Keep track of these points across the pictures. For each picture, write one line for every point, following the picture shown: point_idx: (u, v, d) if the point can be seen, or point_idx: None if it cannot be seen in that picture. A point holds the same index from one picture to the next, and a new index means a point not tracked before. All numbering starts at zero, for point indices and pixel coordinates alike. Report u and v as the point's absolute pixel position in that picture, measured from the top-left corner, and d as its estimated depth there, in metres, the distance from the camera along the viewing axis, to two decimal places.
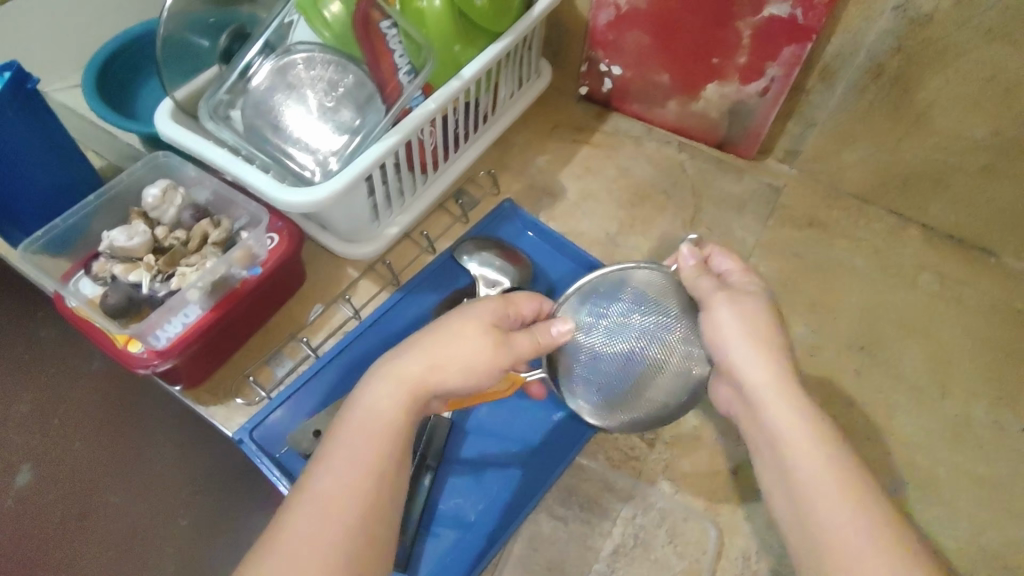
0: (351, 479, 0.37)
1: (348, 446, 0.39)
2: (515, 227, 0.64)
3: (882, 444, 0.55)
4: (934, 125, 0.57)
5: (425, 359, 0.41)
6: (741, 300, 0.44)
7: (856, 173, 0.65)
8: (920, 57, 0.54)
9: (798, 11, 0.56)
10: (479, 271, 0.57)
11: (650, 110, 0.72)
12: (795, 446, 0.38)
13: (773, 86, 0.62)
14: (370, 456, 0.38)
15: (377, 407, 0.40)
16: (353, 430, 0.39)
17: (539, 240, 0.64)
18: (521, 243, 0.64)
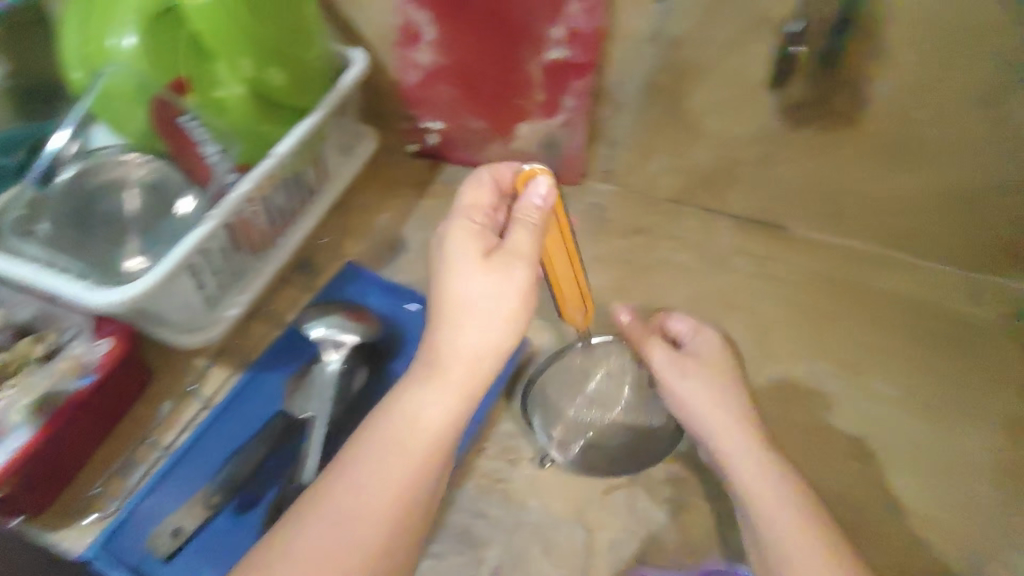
0: (400, 476, 0.43)
1: (383, 444, 0.44)
2: (361, 287, 0.66)
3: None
4: (711, 128, 0.65)
5: (479, 311, 0.45)
6: (705, 365, 0.55)
7: (664, 180, 0.72)
8: (682, 75, 0.62)
9: (572, 50, 0.63)
10: (325, 336, 0.55)
11: (475, 155, 0.77)
12: (734, 468, 0.51)
13: (572, 117, 0.69)
14: (414, 456, 0.44)
15: (451, 381, 0.45)
16: (395, 428, 0.44)
17: (386, 293, 0.65)
18: (368, 300, 0.65)
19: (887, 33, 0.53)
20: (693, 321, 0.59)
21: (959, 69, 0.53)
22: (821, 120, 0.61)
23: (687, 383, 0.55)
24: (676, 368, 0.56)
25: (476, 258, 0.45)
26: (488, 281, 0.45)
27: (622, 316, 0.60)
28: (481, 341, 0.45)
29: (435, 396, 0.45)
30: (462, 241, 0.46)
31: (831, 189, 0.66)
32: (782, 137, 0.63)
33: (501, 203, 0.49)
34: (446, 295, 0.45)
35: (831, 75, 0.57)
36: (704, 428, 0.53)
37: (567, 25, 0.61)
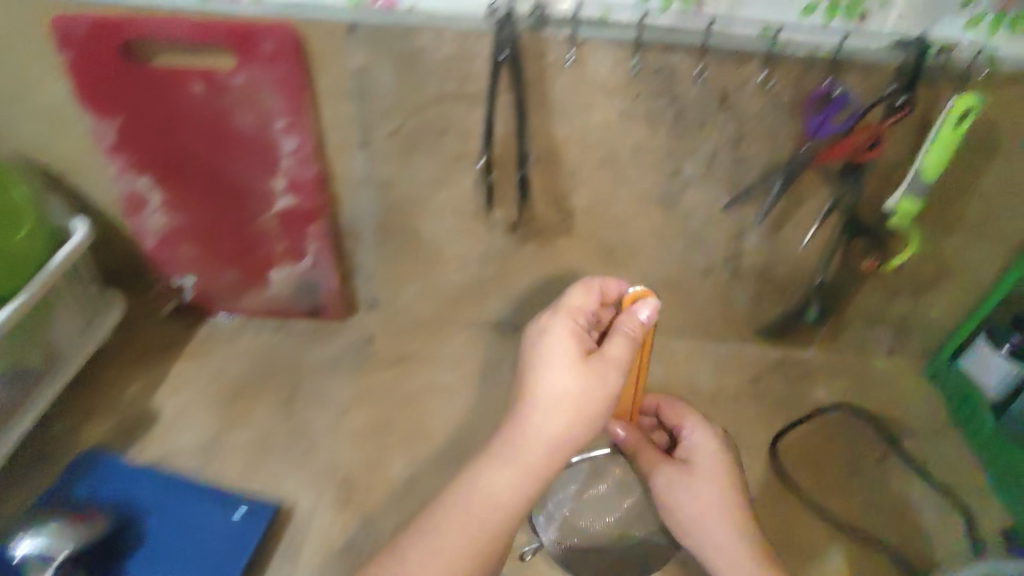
0: (472, 535, 0.44)
1: (459, 524, 0.44)
2: (96, 471, 0.60)
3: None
4: (446, 253, 0.70)
5: (561, 412, 0.46)
6: (699, 471, 0.57)
7: (423, 304, 0.76)
8: (406, 209, 0.66)
9: (300, 198, 0.64)
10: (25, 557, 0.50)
11: (234, 306, 0.74)
12: (717, 550, 0.54)
13: (317, 259, 0.70)
14: (482, 535, 0.44)
15: (535, 446, 0.46)
16: (480, 499, 0.45)
17: (124, 475, 0.60)
18: (104, 486, 0.58)
19: (563, 155, 0.60)
20: (689, 423, 0.60)
21: (632, 180, 0.61)
22: (538, 235, 0.67)
23: (689, 489, 0.56)
24: (680, 488, 0.56)
25: (575, 360, 0.47)
26: (572, 378, 0.46)
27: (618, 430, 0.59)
28: (560, 427, 0.46)
29: (510, 478, 0.45)
30: (563, 348, 0.47)
31: (563, 292, 0.72)
32: (509, 253, 0.69)
33: (577, 309, 0.51)
34: (537, 383, 0.47)
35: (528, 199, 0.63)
36: (693, 520, 0.55)
37: (288, 175, 0.63)
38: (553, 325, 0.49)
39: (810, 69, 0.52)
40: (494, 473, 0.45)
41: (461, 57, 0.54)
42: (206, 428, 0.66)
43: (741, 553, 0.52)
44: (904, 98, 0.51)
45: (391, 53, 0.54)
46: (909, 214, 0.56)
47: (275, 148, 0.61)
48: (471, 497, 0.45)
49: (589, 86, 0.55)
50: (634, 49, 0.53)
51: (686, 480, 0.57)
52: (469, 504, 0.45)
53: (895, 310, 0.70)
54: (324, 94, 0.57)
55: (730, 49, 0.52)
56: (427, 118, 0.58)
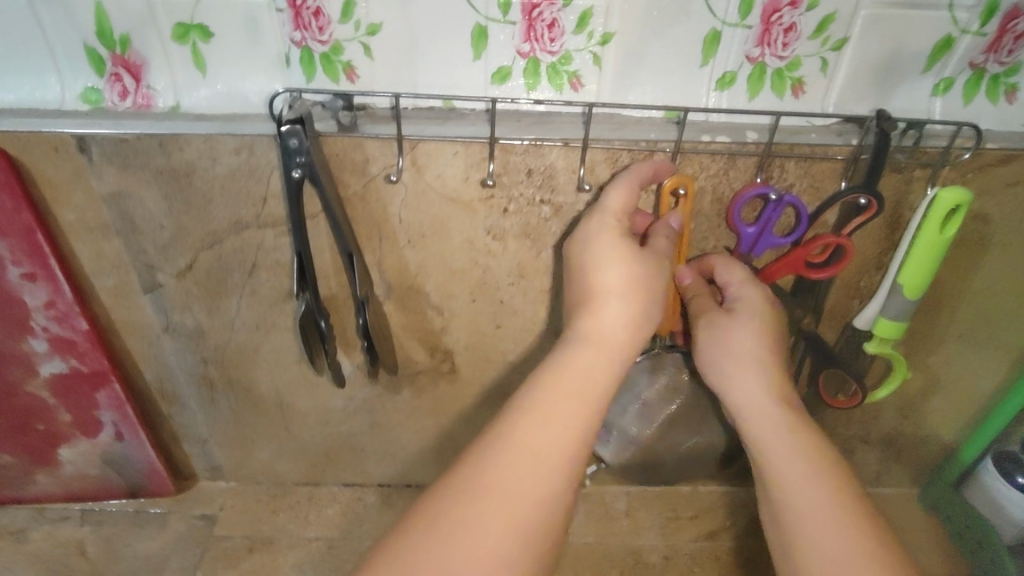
0: (559, 432, 0.30)
1: (546, 406, 0.31)
2: None
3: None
4: (299, 408, 0.53)
5: (626, 288, 0.34)
6: (752, 317, 0.37)
7: (284, 466, 0.58)
8: (230, 361, 0.49)
9: (74, 361, 0.48)
10: None
11: (23, 493, 0.55)
12: (755, 419, 0.35)
13: (121, 429, 0.52)
14: (577, 417, 0.30)
15: (609, 327, 0.33)
16: (564, 388, 0.31)
17: None
18: None
19: (425, 284, 0.44)
20: (743, 277, 0.39)
21: (520, 309, 0.46)
22: (411, 380, 0.50)
23: (734, 345, 0.37)
24: (721, 346, 0.38)
25: (629, 244, 0.35)
26: (624, 263, 0.34)
27: (682, 274, 0.40)
28: (624, 312, 0.33)
29: (583, 360, 0.32)
30: (603, 232, 0.35)
31: (463, 440, 0.55)
32: (380, 403, 0.52)
33: (608, 201, 0.37)
34: (590, 275, 0.35)
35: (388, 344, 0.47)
36: (723, 383, 0.37)
37: (47, 335, 0.46)
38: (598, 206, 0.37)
39: (734, 162, 0.39)
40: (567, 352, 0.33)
41: (251, 167, 0.39)
42: None
43: (783, 424, 0.35)
44: (865, 195, 0.38)
45: (153, 172, 0.40)
46: (887, 338, 0.42)
47: (18, 303, 0.44)
48: (556, 374, 0.32)
49: (437, 199, 0.40)
50: (489, 145, 0.38)
51: (712, 335, 0.38)
52: (556, 378, 0.32)
53: (879, 432, 0.55)
54: (71, 233, 0.43)
55: (624, 138, 0.38)
56: (226, 251, 0.43)
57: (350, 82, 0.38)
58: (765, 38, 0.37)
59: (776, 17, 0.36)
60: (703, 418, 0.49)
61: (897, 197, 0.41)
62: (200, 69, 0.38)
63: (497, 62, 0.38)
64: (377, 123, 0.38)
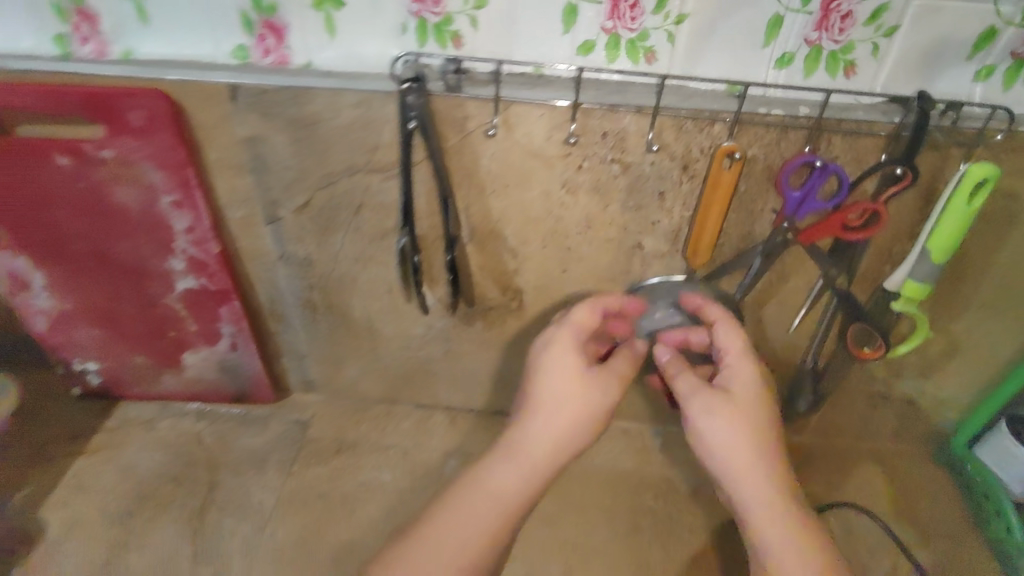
0: (484, 521, 0.41)
1: (473, 503, 0.42)
2: None
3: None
4: (385, 334, 0.61)
5: (558, 413, 0.44)
6: (741, 403, 0.43)
7: (367, 384, 0.66)
8: (331, 288, 0.58)
9: (204, 280, 0.57)
10: None
11: (151, 389, 0.66)
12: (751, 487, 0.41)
13: (237, 340, 0.61)
14: (503, 507, 0.42)
15: (542, 439, 0.43)
16: (491, 490, 0.42)
17: None
18: None
19: (504, 229, 0.51)
20: (739, 350, 0.45)
21: (585, 255, 0.53)
22: (484, 314, 0.58)
23: (722, 417, 0.42)
24: (707, 416, 0.43)
25: (572, 369, 0.45)
26: (565, 385, 0.45)
27: (660, 353, 0.47)
28: (559, 430, 0.44)
29: (511, 470, 0.43)
30: (558, 359, 0.45)
31: (524, 370, 0.63)
32: (456, 333, 0.60)
33: (573, 323, 0.46)
34: (536, 391, 0.45)
35: (467, 279, 0.55)
36: (717, 458, 0.42)
37: (184, 256, 0.55)
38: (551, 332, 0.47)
39: (786, 134, 0.45)
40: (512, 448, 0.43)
41: (367, 120, 0.47)
42: (98, 548, 0.56)
43: (767, 492, 0.41)
44: (902, 167, 0.43)
45: (286, 120, 0.47)
46: (912, 299, 0.47)
47: (165, 227, 0.53)
48: (479, 494, 0.42)
49: (523, 154, 0.47)
50: (573, 108, 0.44)
51: (715, 412, 0.43)
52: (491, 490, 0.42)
53: (901, 391, 0.60)
54: (213, 169, 0.51)
55: (690, 107, 0.44)
56: (338, 191, 0.51)
57: (456, 48, 0.45)
58: (822, 24, 0.42)
59: (835, 5, 0.41)
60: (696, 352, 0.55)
61: (933, 172, 0.45)
62: (329, 32, 0.45)
63: (583, 36, 0.44)
64: (477, 85, 0.45)
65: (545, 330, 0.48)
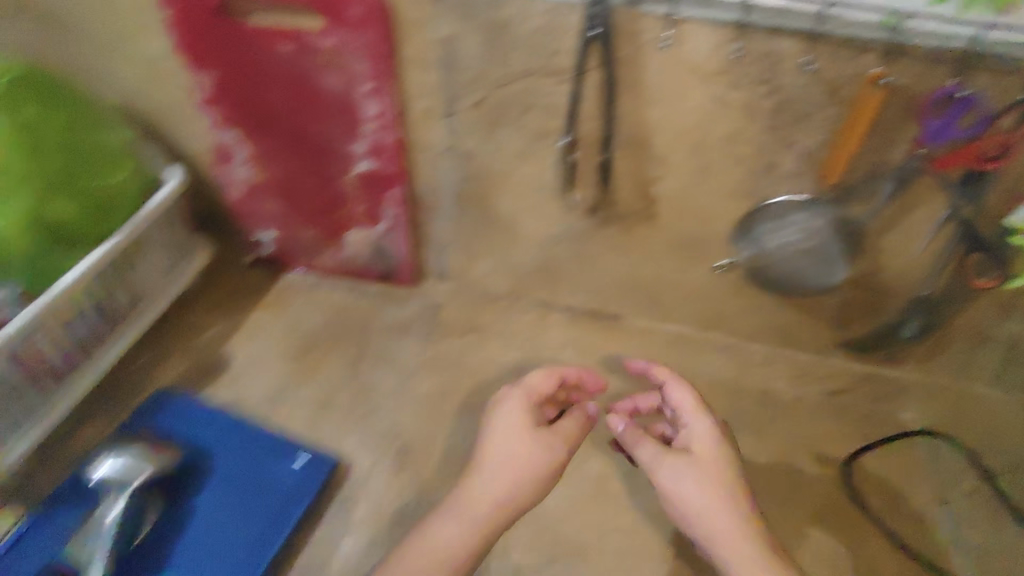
0: (462, 551, 0.48)
1: (438, 540, 0.49)
2: (158, 410, 0.61)
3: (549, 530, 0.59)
4: (525, 230, 0.68)
5: (489, 475, 0.50)
6: (702, 462, 0.51)
7: (494, 279, 0.73)
8: (486, 182, 0.66)
9: (380, 163, 0.65)
10: (104, 475, 0.53)
11: (312, 261, 0.76)
12: (729, 539, 0.48)
13: (395, 223, 0.70)
14: (474, 546, 0.48)
15: (509, 483, 0.50)
16: (414, 554, 0.48)
17: (182, 416, 0.61)
18: (158, 421, 0.60)
19: (654, 137, 0.58)
20: (705, 417, 0.54)
21: (723, 169, 0.59)
22: (618, 219, 0.65)
23: (678, 475, 0.50)
24: (666, 469, 0.51)
25: (521, 427, 0.53)
26: (518, 442, 0.52)
27: (616, 421, 0.56)
28: (496, 491, 0.50)
29: (455, 526, 0.49)
30: (505, 421, 0.53)
31: (644, 277, 0.70)
32: (589, 235, 0.67)
33: (523, 385, 0.56)
34: (484, 454, 0.52)
35: (611, 183, 0.62)
36: (687, 511, 0.50)
37: (368, 140, 0.64)
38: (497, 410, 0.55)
39: (934, 70, 0.48)
40: (478, 494, 0.50)
41: (552, 26, 0.53)
42: (276, 378, 0.67)
43: (747, 540, 0.48)
44: None
45: (480, 22, 0.55)
46: None
47: (358, 112, 0.62)
48: (449, 518, 0.49)
49: (686, 66, 0.53)
50: (739, 27, 0.50)
51: (693, 467, 0.51)
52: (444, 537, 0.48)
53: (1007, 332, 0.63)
54: (408, 63, 0.59)
55: (846, 36, 0.48)
56: (512, 92, 0.58)
57: None
58: None
59: None
60: (812, 264, 0.61)
61: None
62: None
63: None
64: None
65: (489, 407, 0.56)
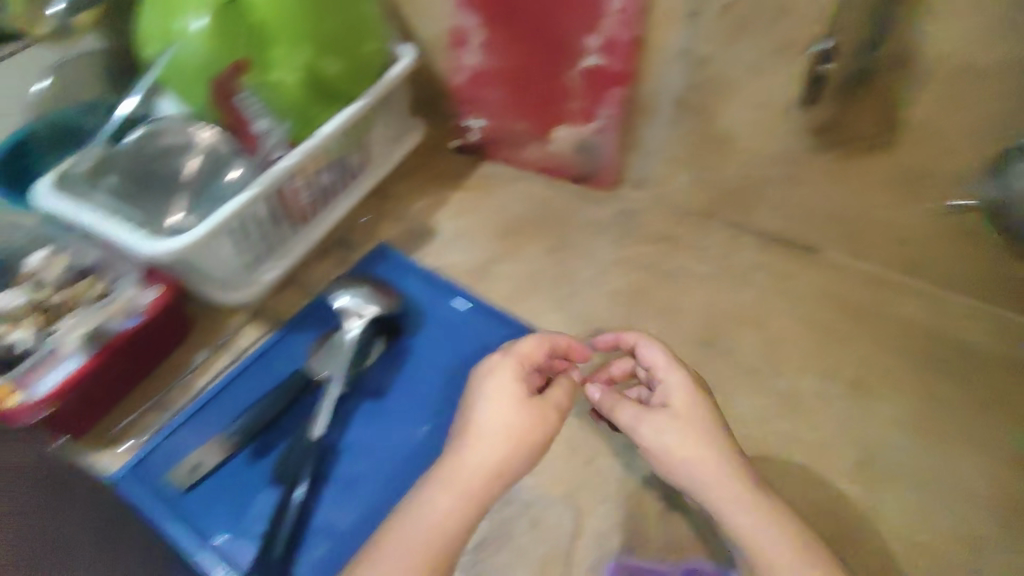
0: (444, 531, 0.44)
1: (449, 513, 0.44)
2: (387, 265, 0.69)
3: (740, 432, 0.58)
4: (738, 146, 0.67)
5: (493, 443, 0.46)
6: (683, 417, 0.48)
7: (693, 193, 0.74)
8: (710, 90, 0.64)
9: (608, 60, 0.65)
10: (344, 305, 0.59)
11: (515, 154, 0.80)
12: (739, 522, 0.45)
13: (608, 124, 0.71)
14: (449, 525, 0.44)
15: (478, 461, 0.45)
16: (428, 529, 0.43)
17: (406, 273, 0.68)
18: (391, 276, 0.68)
19: (920, 55, 0.53)
20: (677, 393, 0.49)
21: (992, 99, 0.53)
22: (847, 144, 0.61)
23: (660, 431, 0.47)
24: (647, 424, 0.48)
25: (510, 395, 0.48)
26: (508, 416, 0.47)
27: (594, 390, 0.53)
28: (495, 456, 0.46)
29: (442, 498, 0.44)
30: (499, 386, 0.48)
31: (859, 211, 0.66)
32: (808, 158, 0.64)
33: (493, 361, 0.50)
34: (468, 416, 0.48)
35: (862, 97, 0.57)
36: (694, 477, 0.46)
37: (604, 36, 0.64)
38: (475, 376, 0.50)
39: None
40: (467, 465, 0.45)
41: None
42: (480, 252, 0.72)
43: (764, 521, 0.44)
44: None
45: None
46: None
47: (600, 7, 0.62)
48: (426, 499, 0.44)
49: None
50: None
51: (677, 427, 0.47)
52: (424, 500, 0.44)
53: None
54: None
55: None
56: None
57: None
58: None
59: None
60: None
61: None
62: None
63: None
64: None
65: (483, 361, 0.51)
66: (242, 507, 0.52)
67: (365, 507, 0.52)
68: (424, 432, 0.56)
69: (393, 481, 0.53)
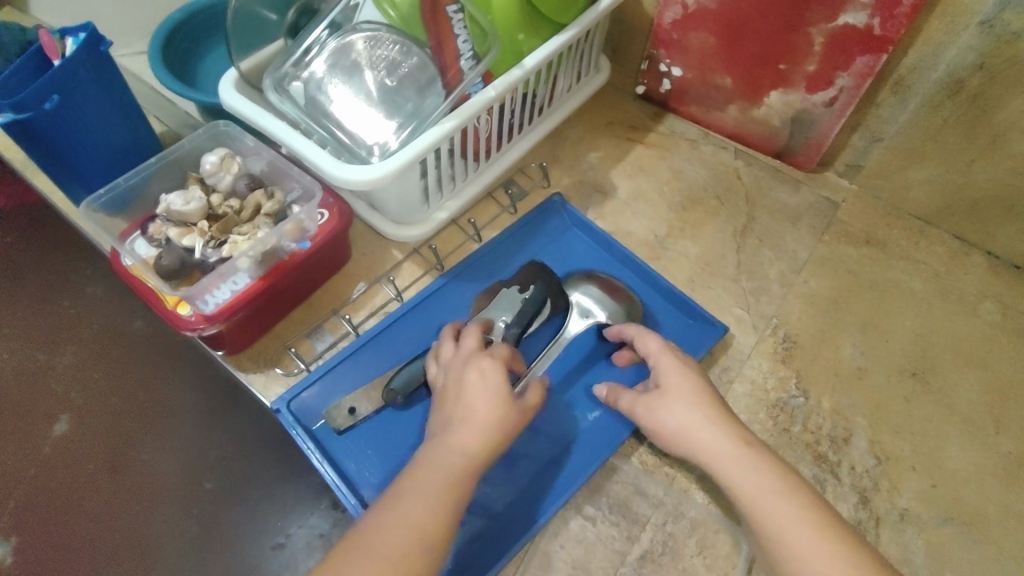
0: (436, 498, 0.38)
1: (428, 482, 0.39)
2: (563, 222, 0.63)
3: (950, 491, 0.50)
4: (1012, 149, 0.55)
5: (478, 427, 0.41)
6: (669, 387, 0.46)
7: (921, 194, 0.63)
8: (1001, 76, 0.51)
9: (876, 21, 0.53)
10: (579, 300, 0.55)
11: (708, 113, 0.70)
12: (755, 502, 0.40)
13: (841, 96, 0.59)
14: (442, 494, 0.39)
15: (467, 441, 0.41)
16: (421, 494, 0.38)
17: (583, 237, 0.62)
18: (567, 239, 0.62)
19: None
20: (656, 356, 0.48)
21: None
22: None
23: (650, 406, 0.46)
24: (637, 405, 0.47)
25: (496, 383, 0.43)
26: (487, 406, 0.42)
27: (598, 388, 0.51)
28: (479, 444, 0.41)
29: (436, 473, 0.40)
30: (476, 380, 0.43)
31: None
32: None
33: (470, 356, 0.46)
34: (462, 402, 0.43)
35: None
36: (696, 448, 0.43)
37: None
38: (451, 365, 0.46)
39: None
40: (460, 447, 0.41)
41: None
42: (655, 221, 0.64)
43: (788, 499, 0.39)
44: None
45: None
46: None
47: None
48: (431, 459, 0.40)
49: None
50: None
51: (658, 399, 0.46)
52: (426, 459, 0.40)
53: None
54: None
55: None
56: None
57: None
58: None
59: None
60: None
61: None
62: None
63: None
64: None
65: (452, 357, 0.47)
66: (395, 460, 0.50)
67: (522, 494, 0.48)
68: (591, 420, 0.51)
69: (561, 468, 0.49)
